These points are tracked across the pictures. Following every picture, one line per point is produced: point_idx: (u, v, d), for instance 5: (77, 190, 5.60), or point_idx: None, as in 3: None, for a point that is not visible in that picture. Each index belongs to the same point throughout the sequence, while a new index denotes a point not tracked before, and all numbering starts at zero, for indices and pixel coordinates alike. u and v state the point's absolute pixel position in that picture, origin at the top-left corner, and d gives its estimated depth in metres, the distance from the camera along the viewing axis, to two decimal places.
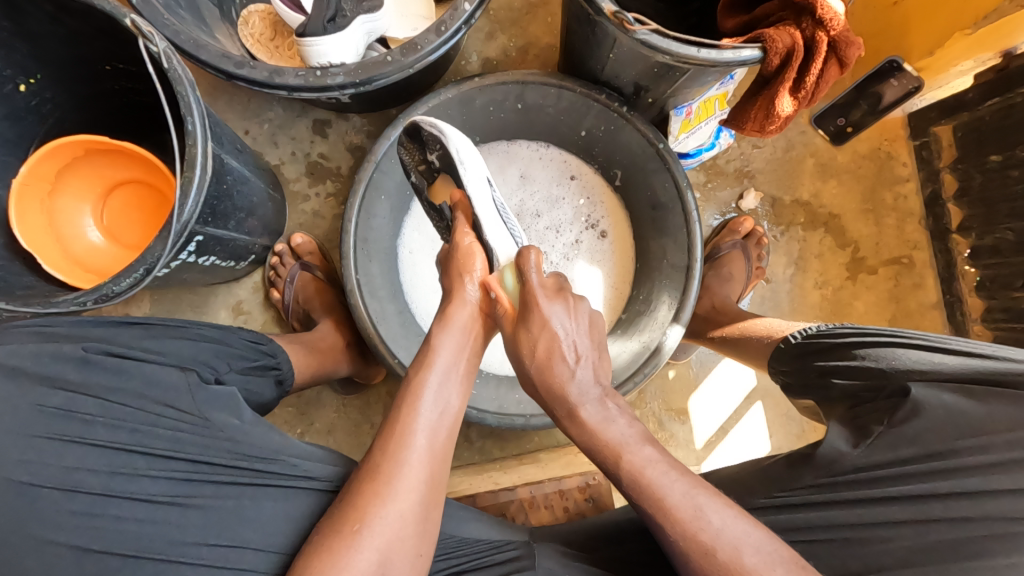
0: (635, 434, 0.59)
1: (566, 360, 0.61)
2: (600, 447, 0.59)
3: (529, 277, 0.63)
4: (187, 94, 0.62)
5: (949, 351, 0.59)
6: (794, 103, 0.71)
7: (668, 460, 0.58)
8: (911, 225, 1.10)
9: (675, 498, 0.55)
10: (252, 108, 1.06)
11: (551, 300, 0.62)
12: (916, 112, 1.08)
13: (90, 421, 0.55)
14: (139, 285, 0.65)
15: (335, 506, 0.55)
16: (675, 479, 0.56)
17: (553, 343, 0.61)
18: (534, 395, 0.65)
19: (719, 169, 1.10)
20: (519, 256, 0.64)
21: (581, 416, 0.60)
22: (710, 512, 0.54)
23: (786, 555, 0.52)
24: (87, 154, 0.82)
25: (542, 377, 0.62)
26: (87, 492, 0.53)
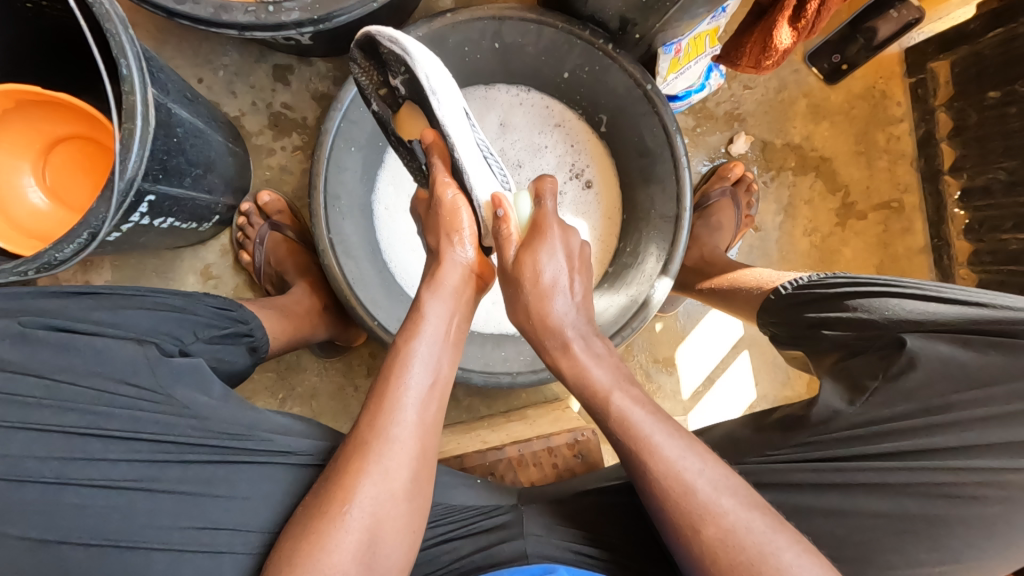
0: (619, 377, 0.59)
1: (563, 292, 0.60)
2: (587, 386, 0.58)
3: (546, 203, 0.63)
4: (117, 32, 0.55)
5: (944, 299, 0.57)
6: (793, 35, 0.65)
7: (663, 418, 0.56)
8: (903, 167, 1.07)
9: (693, 479, 0.52)
10: (204, 54, 0.96)
11: (558, 228, 0.61)
12: (914, 48, 1.03)
13: (27, 404, 0.52)
14: (85, 250, 0.60)
15: (320, 484, 0.53)
16: (660, 421, 0.55)
17: (553, 272, 0.59)
18: (522, 329, 0.63)
19: (708, 113, 1.05)
20: (537, 183, 0.64)
21: (575, 351, 0.59)
22: (693, 454, 0.53)
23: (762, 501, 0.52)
24: (20, 106, 0.74)
25: (537, 308, 0.60)
26: (36, 480, 0.50)
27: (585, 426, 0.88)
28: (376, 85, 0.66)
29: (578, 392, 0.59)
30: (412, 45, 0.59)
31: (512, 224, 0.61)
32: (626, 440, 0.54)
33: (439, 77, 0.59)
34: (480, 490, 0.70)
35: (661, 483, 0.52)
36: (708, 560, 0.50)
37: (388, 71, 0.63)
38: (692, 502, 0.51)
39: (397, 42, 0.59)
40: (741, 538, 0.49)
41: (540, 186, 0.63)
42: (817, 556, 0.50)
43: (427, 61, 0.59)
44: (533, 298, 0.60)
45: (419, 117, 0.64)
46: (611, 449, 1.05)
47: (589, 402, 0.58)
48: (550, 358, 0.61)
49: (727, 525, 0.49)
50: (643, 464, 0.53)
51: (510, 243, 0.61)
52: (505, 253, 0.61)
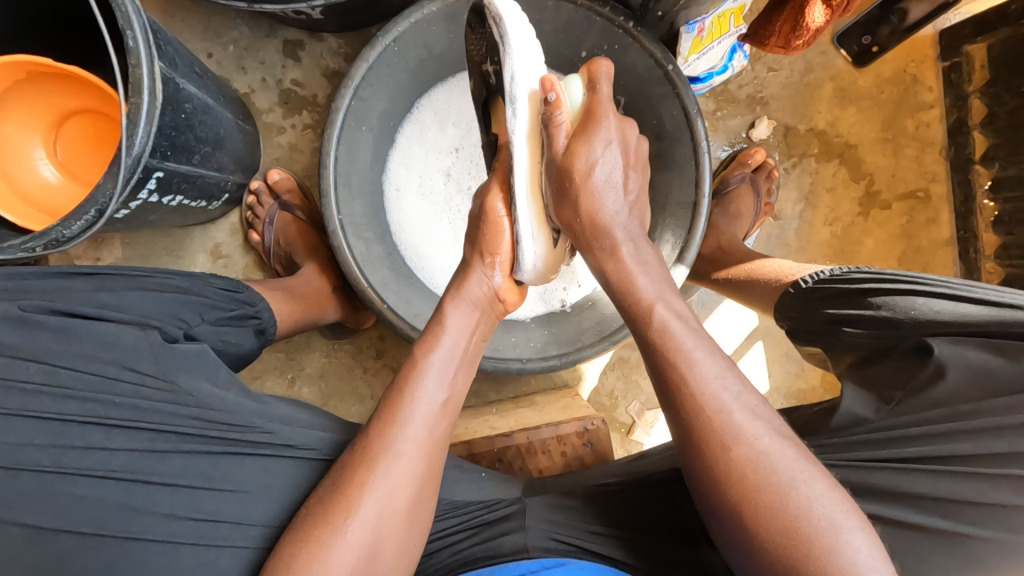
0: (664, 288, 0.58)
1: (613, 195, 0.60)
2: (632, 290, 0.58)
3: (601, 88, 0.59)
4: (123, 2, 0.53)
5: (974, 300, 0.54)
6: (826, 13, 0.62)
7: (705, 336, 0.54)
8: (932, 156, 1.03)
9: (730, 400, 0.50)
10: (214, 28, 0.94)
11: (615, 123, 0.60)
12: (949, 29, 0.98)
13: (26, 392, 0.51)
14: (93, 228, 0.59)
15: (325, 487, 0.53)
16: (702, 342, 0.54)
17: (606, 170, 0.59)
18: (568, 232, 0.62)
19: (730, 96, 1.02)
20: (590, 65, 0.60)
21: (620, 256, 0.59)
22: (728, 377, 0.51)
23: (791, 435, 0.50)
24: (31, 77, 0.72)
25: (586, 207, 0.59)
26: (30, 469, 0.50)
27: (594, 414, 0.87)
28: (477, 56, 0.67)
29: (621, 298, 0.59)
30: (514, 31, 0.59)
31: (564, 112, 0.59)
32: (663, 352, 0.53)
33: (530, 77, 0.59)
34: (486, 482, 0.69)
35: (696, 405, 0.50)
36: (732, 481, 0.48)
37: (487, 53, 0.64)
38: (726, 421, 0.49)
39: (501, 25, 0.59)
40: (772, 463, 0.48)
41: (592, 68, 0.59)
42: (849, 501, 0.48)
43: (526, 50, 0.59)
44: (584, 196, 0.59)
45: (501, 110, 0.66)
46: (619, 437, 1.04)
47: (632, 311, 0.58)
48: (596, 260, 0.61)
49: (759, 448, 0.48)
50: (677, 384, 0.52)
51: (560, 133, 0.60)
52: (555, 143, 0.60)
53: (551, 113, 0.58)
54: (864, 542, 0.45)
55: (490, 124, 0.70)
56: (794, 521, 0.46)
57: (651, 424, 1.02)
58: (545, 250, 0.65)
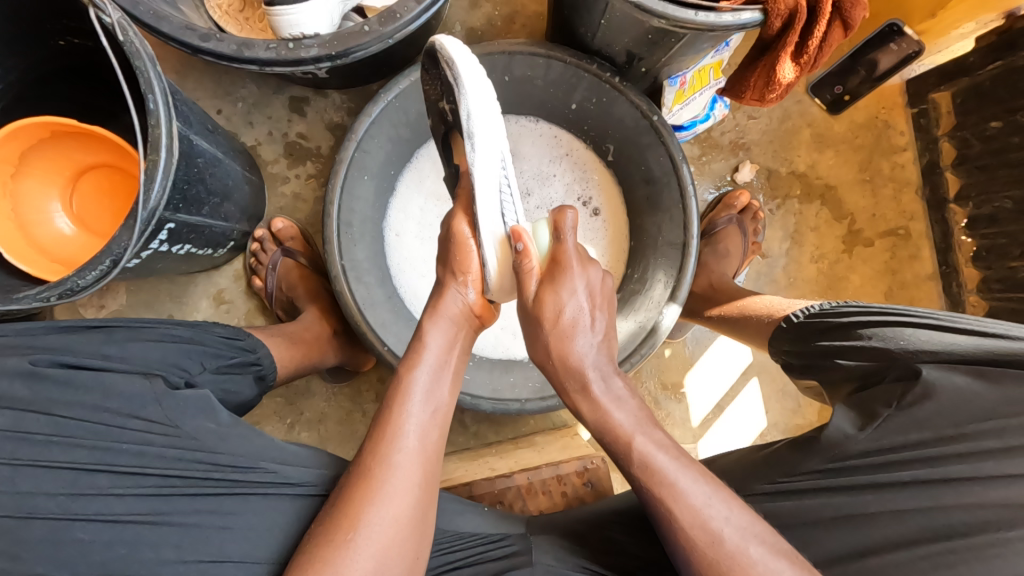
0: (642, 419, 0.59)
1: (582, 329, 0.61)
2: (610, 428, 0.58)
3: (565, 240, 0.61)
4: (146, 69, 0.57)
5: (959, 329, 0.57)
6: (795, 70, 0.68)
7: (686, 462, 0.56)
8: (908, 195, 1.07)
9: (720, 527, 0.51)
10: (224, 86, 1.00)
11: (582, 267, 0.61)
12: (915, 79, 1.05)
13: (36, 443, 0.52)
14: (106, 277, 0.61)
15: (325, 511, 0.53)
16: (687, 471, 0.55)
17: (573, 311, 0.60)
18: (543, 367, 0.63)
19: (713, 142, 1.07)
20: (555, 215, 0.62)
21: (593, 392, 0.60)
22: (717, 501, 0.53)
23: (789, 549, 0.51)
24: (54, 136, 0.76)
25: (558, 351, 0.61)
26: (43, 518, 0.50)
27: (594, 453, 0.87)
28: (437, 95, 0.71)
29: (599, 434, 0.59)
30: (468, 74, 0.62)
31: (532, 258, 0.61)
32: (648, 483, 0.55)
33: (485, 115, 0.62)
34: (488, 517, 0.69)
35: (686, 532, 0.52)
36: None
37: (444, 94, 0.68)
38: (719, 552, 0.50)
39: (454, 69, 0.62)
40: None
41: (558, 219, 0.61)
42: None
43: (479, 90, 0.62)
44: (561, 342, 0.60)
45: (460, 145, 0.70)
46: (620, 477, 1.03)
47: (612, 446, 0.58)
48: (571, 400, 0.61)
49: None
50: (666, 509, 0.53)
51: (530, 278, 0.62)
52: (526, 288, 0.62)
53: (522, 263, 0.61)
54: None
55: (454, 155, 0.74)
56: None
57: None
58: (511, 276, 0.65)
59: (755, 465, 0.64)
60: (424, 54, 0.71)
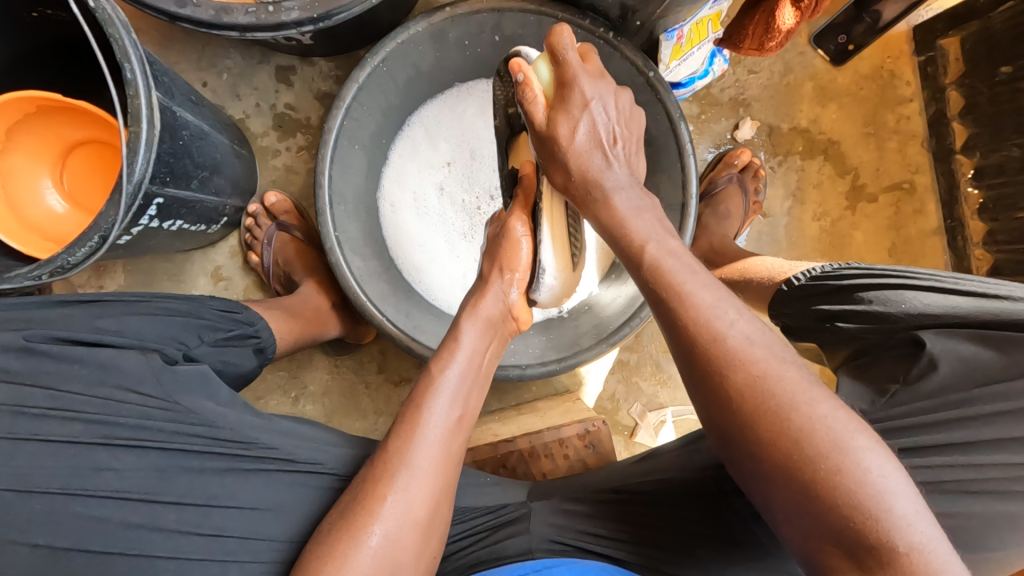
0: (661, 229, 0.57)
1: (602, 149, 0.61)
2: (624, 233, 0.58)
3: (567, 58, 0.60)
4: (121, 36, 0.55)
5: (962, 292, 0.56)
6: (796, 15, 0.64)
7: (701, 271, 0.53)
8: (914, 147, 1.05)
9: (725, 327, 0.48)
10: (207, 57, 0.97)
11: (592, 81, 0.60)
12: (922, 25, 1.01)
13: (35, 417, 0.52)
14: (96, 254, 0.60)
15: (343, 503, 0.54)
16: (695, 273, 0.52)
17: (587, 132, 0.60)
18: (564, 190, 0.64)
19: (713, 99, 1.04)
20: (552, 36, 0.60)
21: (613, 203, 0.59)
22: (727, 309, 0.49)
23: (809, 376, 0.46)
24: (42, 110, 0.75)
25: (576, 163, 0.61)
26: (47, 491, 0.51)
27: (595, 416, 0.88)
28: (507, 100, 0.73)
29: (612, 241, 0.59)
30: None
31: (537, 89, 0.62)
32: (655, 286, 0.53)
33: None
34: (491, 485, 0.70)
35: (688, 331, 0.49)
36: (741, 421, 0.46)
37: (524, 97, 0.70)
38: (721, 349, 0.47)
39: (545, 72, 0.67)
40: (771, 386, 0.45)
41: (553, 37, 0.59)
42: (881, 446, 0.44)
43: None
44: (572, 137, 0.60)
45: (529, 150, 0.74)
46: (623, 441, 1.04)
47: (624, 252, 0.57)
48: (591, 211, 0.61)
49: (756, 371, 0.46)
50: (672, 313, 0.50)
51: (538, 108, 0.62)
52: (534, 117, 0.62)
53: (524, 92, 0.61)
54: (883, 461, 0.43)
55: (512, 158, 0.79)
56: (809, 451, 0.43)
57: (654, 426, 1.03)
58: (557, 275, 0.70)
59: None
60: (501, 59, 0.72)
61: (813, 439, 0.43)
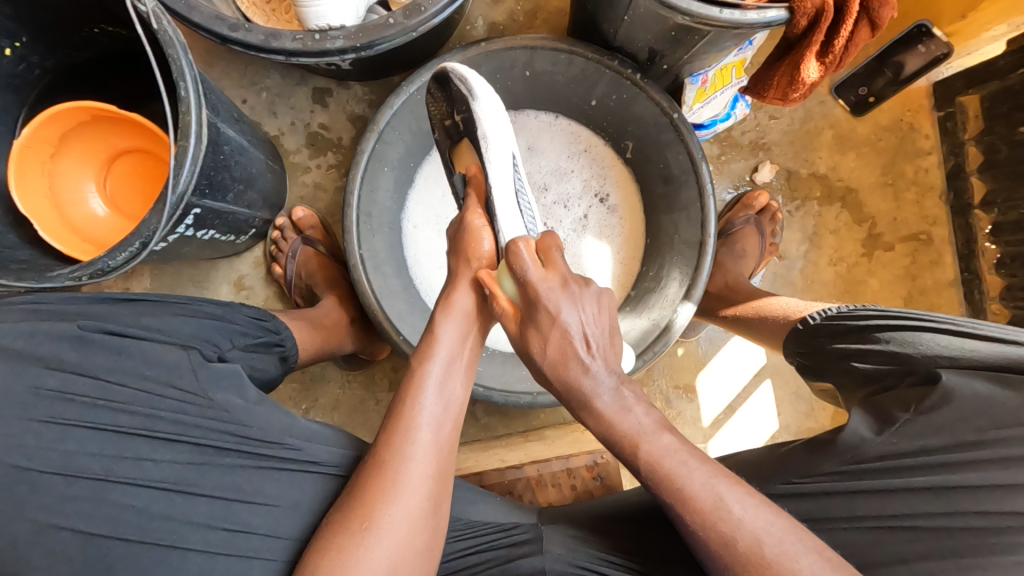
0: (654, 421, 0.55)
1: (579, 353, 0.56)
2: (617, 437, 0.55)
3: (527, 270, 0.57)
4: (178, 57, 0.59)
5: (981, 336, 0.57)
6: (820, 68, 0.67)
7: (703, 460, 0.53)
8: (931, 199, 1.06)
9: (732, 529, 0.49)
10: (249, 76, 1.02)
11: (556, 292, 0.56)
12: (942, 81, 1.03)
13: (84, 403, 0.54)
14: (134, 259, 0.63)
15: (343, 499, 0.54)
16: (694, 467, 0.52)
17: (562, 333, 0.55)
18: (549, 388, 0.59)
19: (733, 141, 1.07)
20: (508, 250, 0.59)
21: (596, 406, 0.55)
22: (732, 502, 0.50)
23: (812, 545, 0.49)
24: (94, 119, 0.79)
25: (554, 373, 0.57)
26: (89, 476, 0.52)
27: (604, 449, 0.92)
28: (442, 116, 0.75)
29: (605, 441, 0.56)
30: (479, 87, 0.67)
31: (504, 300, 0.60)
32: (658, 490, 0.53)
33: (496, 119, 0.66)
34: (500, 505, 0.71)
35: (703, 540, 0.50)
36: None
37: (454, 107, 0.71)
38: (733, 554, 0.49)
39: (466, 82, 0.68)
40: None
41: (511, 255, 0.58)
42: None
43: (490, 102, 0.67)
44: (554, 331, 0.56)
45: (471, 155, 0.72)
46: (629, 474, 1.03)
47: (621, 453, 0.55)
48: (577, 413, 0.57)
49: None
50: (682, 520, 0.51)
51: (508, 319, 0.60)
52: (509, 329, 0.60)
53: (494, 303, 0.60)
54: None
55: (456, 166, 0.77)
56: None
57: None
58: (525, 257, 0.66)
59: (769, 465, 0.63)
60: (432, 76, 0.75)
61: None
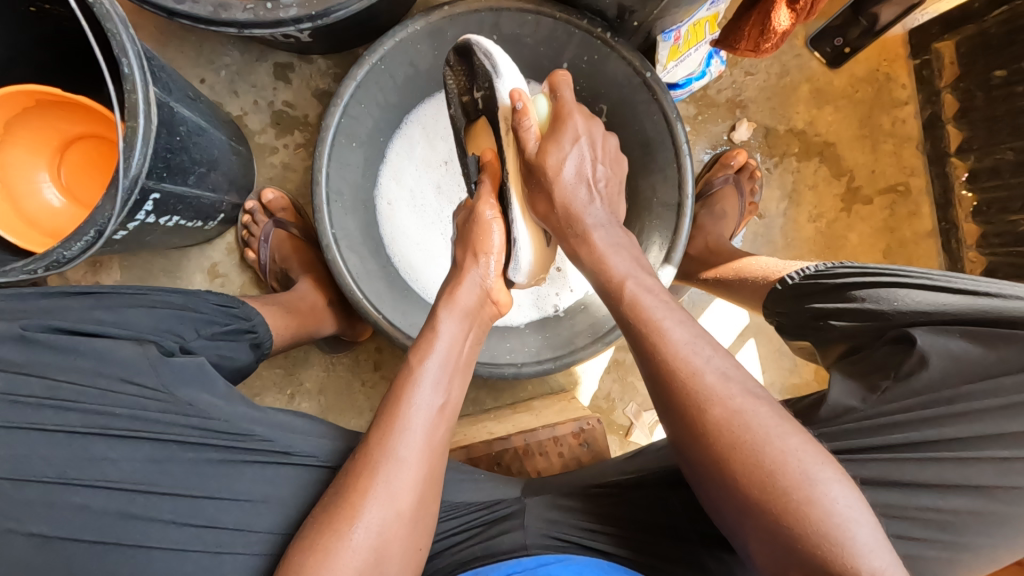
0: (638, 262, 0.63)
1: (585, 185, 0.65)
2: (605, 263, 0.62)
3: (563, 95, 0.66)
4: (118, 31, 0.55)
5: (954, 291, 0.56)
6: (791, 17, 0.65)
7: (676, 309, 0.58)
8: (909, 150, 1.05)
9: (701, 363, 0.52)
10: (206, 53, 0.97)
11: (582, 118, 0.66)
12: (918, 29, 1.02)
13: (26, 405, 0.52)
14: (92, 248, 0.60)
15: (329, 496, 0.54)
16: (672, 308, 0.57)
17: (574, 162, 0.64)
18: (546, 221, 0.68)
19: (710, 100, 1.05)
20: (552, 76, 0.67)
21: (593, 239, 0.63)
22: (705, 348, 0.53)
23: (771, 400, 0.51)
24: (40, 105, 0.75)
25: (560, 194, 0.65)
26: (40, 480, 0.51)
27: (590, 415, 0.89)
28: (460, 91, 0.74)
29: (594, 276, 0.63)
30: (504, 64, 0.66)
31: (531, 117, 0.65)
32: (635, 321, 0.57)
33: (522, 99, 0.66)
34: (484, 480, 0.71)
35: (669, 364, 0.53)
36: (717, 453, 0.49)
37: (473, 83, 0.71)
38: (699, 385, 0.51)
39: (490, 58, 0.66)
40: (747, 421, 0.49)
41: (553, 78, 0.66)
42: (840, 473, 0.48)
43: (515, 81, 0.66)
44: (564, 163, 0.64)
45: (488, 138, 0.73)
46: (617, 440, 1.04)
47: (604, 284, 0.62)
48: (570, 245, 0.65)
49: (732, 407, 0.50)
50: (652, 346, 0.54)
51: (529, 136, 0.65)
52: (525, 144, 0.65)
53: (518, 118, 0.64)
54: (842, 491, 0.46)
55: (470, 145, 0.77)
56: (779, 481, 0.47)
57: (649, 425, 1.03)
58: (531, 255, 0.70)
59: None
60: (452, 50, 0.73)
61: (785, 472, 0.47)
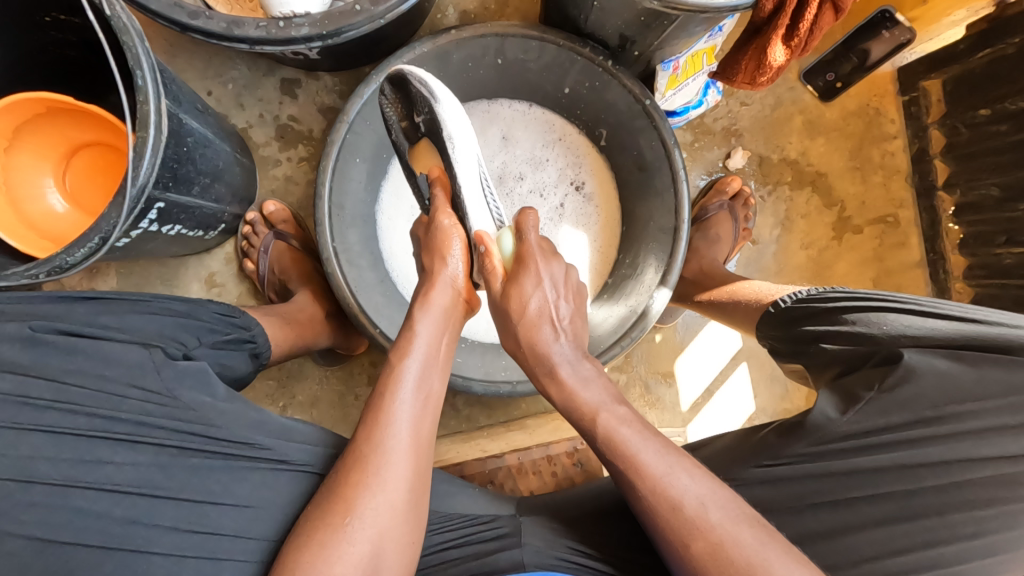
0: (610, 395, 0.60)
1: (551, 322, 0.62)
2: (576, 404, 0.60)
3: (528, 236, 0.63)
4: (134, 44, 0.57)
5: (942, 315, 0.58)
6: (787, 53, 0.68)
7: (654, 436, 0.57)
8: (898, 182, 1.08)
9: (680, 493, 0.52)
10: (214, 66, 0.99)
11: (548, 260, 0.63)
12: (906, 67, 1.06)
13: (40, 408, 0.52)
14: (95, 255, 0.61)
15: (321, 495, 0.54)
16: (648, 440, 0.56)
17: (539, 304, 0.61)
18: (515, 355, 0.65)
19: (706, 128, 1.07)
20: (519, 215, 0.65)
21: (561, 377, 0.61)
22: (682, 473, 0.54)
23: (749, 513, 0.52)
24: (51, 112, 0.76)
25: (527, 336, 0.62)
26: (45, 483, 0.50)
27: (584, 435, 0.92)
28: (399, 118, 0.72)
29: (566, 413, 0.61)
30: (440, 89, 0.66)
31: (497, 260, 0.64)
32: (611, 455, 0.56)
33: (458, 121, 0.65)
34: (480, 494, 0.71)
35: (650, 499, 0.53)
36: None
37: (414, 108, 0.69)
38: (681, 518, 0.51)
39: (426, 85, 0.66)
40: (729, 553, 0.50)
41: (520, 219, 0.64)
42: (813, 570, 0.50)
43: (452, 107, 0.65)
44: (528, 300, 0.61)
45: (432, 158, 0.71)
46: None
47: (578, 423, 0.60)
48: (541, 384, 0.63)
49: (715, 539, 0.50)
50: (631, 482, 0.54)
51: (496, 277, 0.64)
52: (493, 286, 0.64)
53: (484, 263, 0.63)
54: None
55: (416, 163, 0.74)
56: None
57: None
58: None
59: (744, 446, 0.64)
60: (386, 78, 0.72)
61: None
